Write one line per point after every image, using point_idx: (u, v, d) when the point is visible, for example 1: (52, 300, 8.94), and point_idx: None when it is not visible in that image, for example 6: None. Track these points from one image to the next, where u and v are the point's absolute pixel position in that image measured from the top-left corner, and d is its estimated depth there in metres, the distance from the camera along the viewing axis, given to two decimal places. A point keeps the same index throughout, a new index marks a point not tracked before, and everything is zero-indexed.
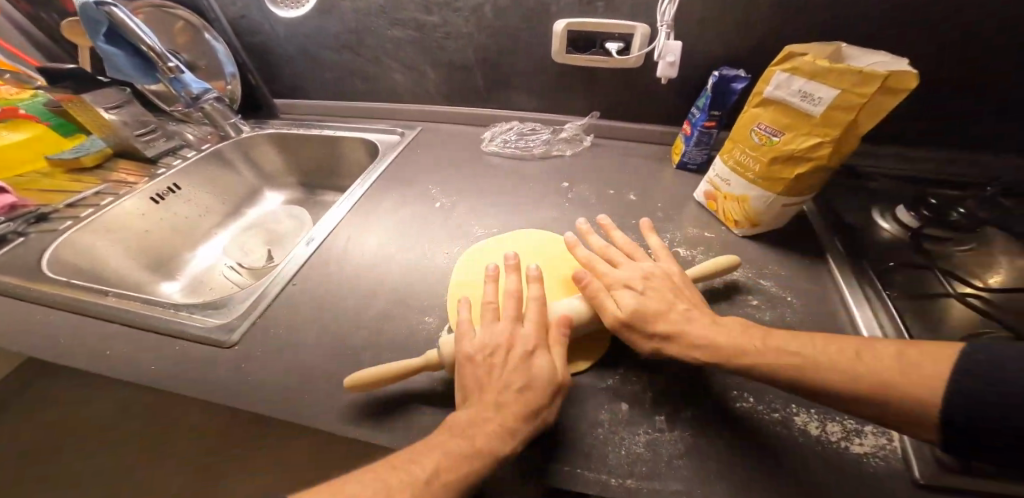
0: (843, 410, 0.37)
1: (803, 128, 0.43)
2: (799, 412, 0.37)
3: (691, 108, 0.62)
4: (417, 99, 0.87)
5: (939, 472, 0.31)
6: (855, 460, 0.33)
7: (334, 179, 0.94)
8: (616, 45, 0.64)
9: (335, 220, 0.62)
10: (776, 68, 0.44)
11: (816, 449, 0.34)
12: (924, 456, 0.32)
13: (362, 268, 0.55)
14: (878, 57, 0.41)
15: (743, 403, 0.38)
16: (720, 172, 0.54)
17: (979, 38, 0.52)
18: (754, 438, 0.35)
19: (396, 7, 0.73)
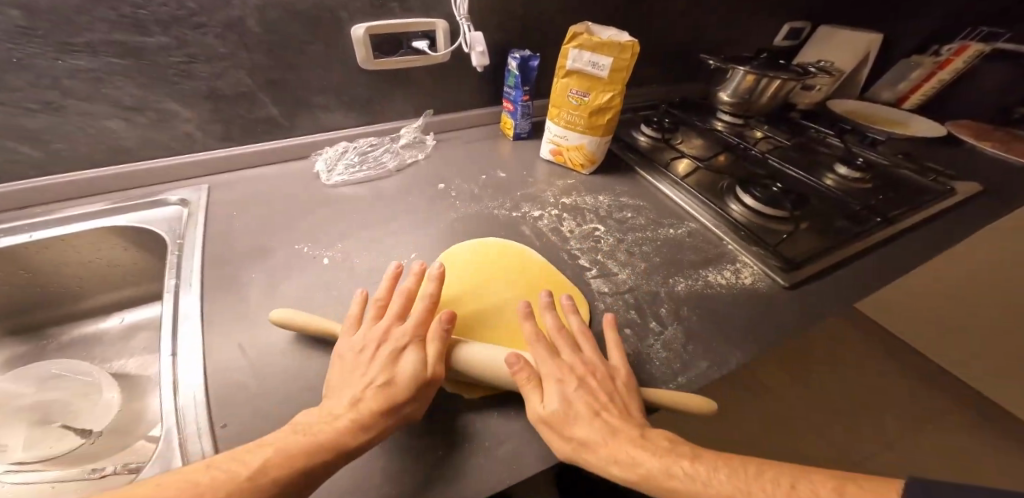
0: (722, 262, 0.58)
1: (599, 87, 0.62)
2: (707, 273, 0.56)
3: (505, 88, 0.74)
4: (175, 150, 0.61)
5: (782, 272, 0.55)
6: (749, 285, 0.54)
7: (80, 301, 0.61)
8: (424, 43, 0.67)
9: (198, 334, 0.43)
10: (571, 46, 0.59)
11: (734, 289, 0.54)
12: (771, 265, 0.56)
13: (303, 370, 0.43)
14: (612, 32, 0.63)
15: (681, 285, 0.54)
16: (556, 131, 0.69)
17: (637, 16, 0.83)
18: (703, 302, 0.52)
19: (67, 29, 0.46)
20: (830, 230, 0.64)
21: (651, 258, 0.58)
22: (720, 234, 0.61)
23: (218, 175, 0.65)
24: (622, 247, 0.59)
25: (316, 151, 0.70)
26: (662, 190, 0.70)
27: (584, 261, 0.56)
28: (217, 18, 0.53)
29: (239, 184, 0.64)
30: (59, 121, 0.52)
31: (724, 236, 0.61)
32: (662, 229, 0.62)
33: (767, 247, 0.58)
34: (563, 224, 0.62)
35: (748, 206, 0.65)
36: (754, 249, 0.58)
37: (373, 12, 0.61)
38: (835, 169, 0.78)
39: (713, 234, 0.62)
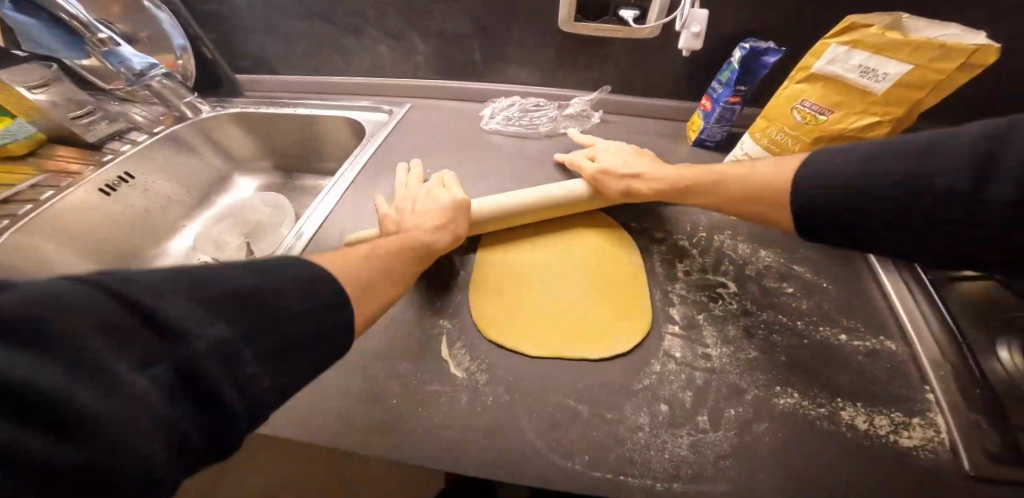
0: (890, 403, 0.36)
1: (857, 106, 0.39)
2: (845, 407, 0.36)
3: (713, 82, 0.58)
4: (406, 73, 0.78)
5: (987, 462, 0.32)
6: (903, 455, 0.33)
7: (313, 162, 0.85)
8: (631, 13, 0.58)
9: (325, 212, 0.56)
10: (834, 41, 0.37)
11: (871, 448, 0.34)
12: (982, 448, 0.32)
13: None
14: (952, 30, 0.35)
15: (787, 400, 0.37)
16: (748, 150, 0.48)
17: None
18: (803, 435, 0.35)
19: None
20: None
21: (774, 350, 0.40)
22: (930, 381, 0.37)
23: (420, 99, 0.79)
24: (740, 320, 0.42)
25: (492, 99, 0.76)
26: (881, 287, 0.44)
27: (674, 311, 0.44)
28: None
29: (427, 110, 0.76)
30: (358, 37, 0.75)
31: (927, 378, 0.37)
32: (827, 329, 0.41)
33: (1005, 427, 0.33)
34: (680, 263, 0.48)
35: (1013, 358, 0.37)
36: (968, 416, 0.34)
37: None
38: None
39: (910, 369, 0.38)
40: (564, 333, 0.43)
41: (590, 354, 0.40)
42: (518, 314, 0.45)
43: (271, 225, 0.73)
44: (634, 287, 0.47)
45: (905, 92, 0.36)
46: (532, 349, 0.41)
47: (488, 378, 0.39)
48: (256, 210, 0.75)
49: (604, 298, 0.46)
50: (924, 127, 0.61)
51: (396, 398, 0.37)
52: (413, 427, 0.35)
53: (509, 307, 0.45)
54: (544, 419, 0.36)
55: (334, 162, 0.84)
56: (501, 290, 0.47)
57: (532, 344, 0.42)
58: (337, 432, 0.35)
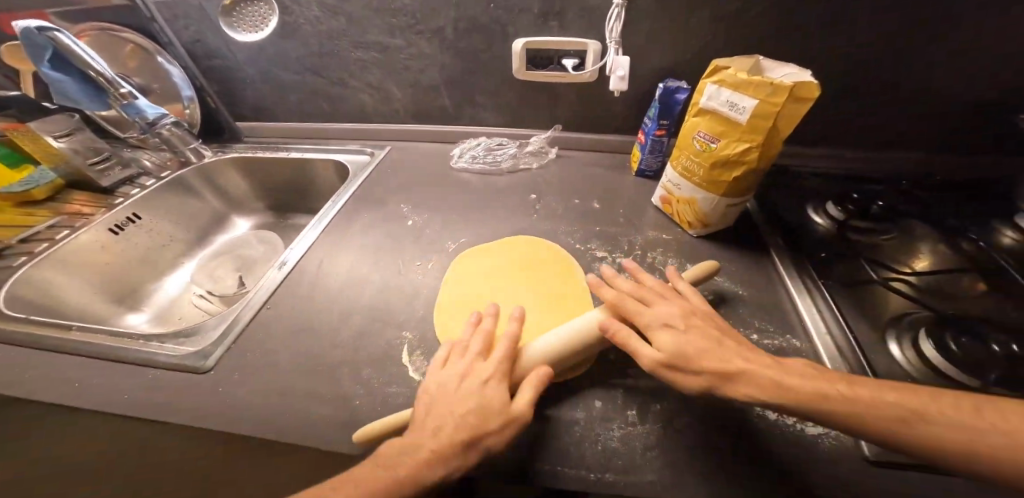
0: None
1: (734, 134, 0.47)
2: (758, 399, 0.39)
3: (645, 118, 0.67)
4: (387, 119, 0.88)
5: (887, 450, 0.34)
6: (808, 441, 0.36)
7: (303, 202, 0.94)
8: (573, 61, 0.68)
9: (306, 244, 0.62)
10: (706, 81, 0.48)
11: (784, 438, 0.36)
12: None
13: (339, 286, 0.55)
14: (789, 70, 0.46)
15: (706, 393, 0.40)
16: (671, 177, 0.58)
17: (905, 45, 0.57)
18: (722, 424, 0.37)
19: (357, 33, 0.75)
20: None
21: None
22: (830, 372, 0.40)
23: (399, 142, 0.89)
24: None
25: (461, 140, 0.85)
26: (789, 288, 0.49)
27: None
28: (430, 29, 0.72)
29: (404, 152, 0.85)
30: (344, 89, 0.85)
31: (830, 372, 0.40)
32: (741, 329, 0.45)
33: None
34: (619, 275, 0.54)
35: (906, 351, 0.39)
36: None
37: (534, 27, 0.67)
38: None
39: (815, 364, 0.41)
40: None
41: None
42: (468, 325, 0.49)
43: (262, 260, 0.79)
44: (581, 306, 0.51)
45: (762, 121, 0.44)
46: None
47: None
48: (249, 248, 0.82)
49: (556, 315, 0.50)
50: (841, 151, 0.69)
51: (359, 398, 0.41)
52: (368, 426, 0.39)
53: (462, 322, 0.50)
54: None
55: (322, 201, 0.93)
56: (456, 301, 0.53)
57: None
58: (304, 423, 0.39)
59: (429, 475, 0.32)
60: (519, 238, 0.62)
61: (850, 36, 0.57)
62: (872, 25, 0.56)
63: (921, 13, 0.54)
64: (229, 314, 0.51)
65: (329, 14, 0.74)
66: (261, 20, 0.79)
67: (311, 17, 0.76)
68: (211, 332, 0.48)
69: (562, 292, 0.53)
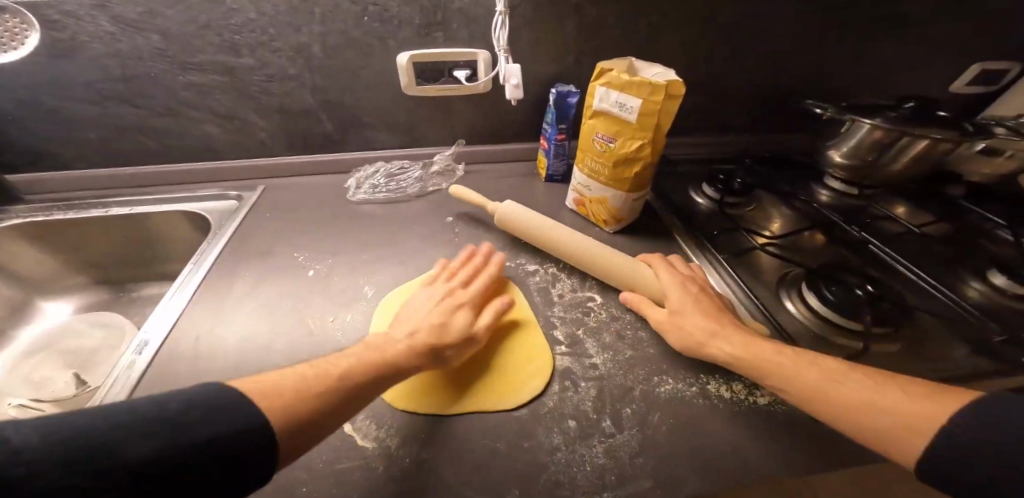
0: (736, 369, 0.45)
1: (628, 133, 0.50)
2: (710, 381, 0.44)
3: (543, 124, 0.69)
4: (251, 153, 0.73)
5: None
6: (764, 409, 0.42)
7: (152, 266, 0.75)
8: (464, 72, 0.66)
9: (171, 321, 0.48)
10: (595, 85, 0.49)
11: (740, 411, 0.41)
12: None
13: (230, 371, 0.43)
14: (658, 69, 0.50)
15: (667, 387, 0.44)
16: (580, 179, 0.60)
17: (732, 48, 0.69)
18: (686, 413, 0.41)
19: (187, 51, 0.60)
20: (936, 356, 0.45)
21: (644, 345, 0.48)
22: None
23: (275, 178, 0.75)
24: (612, 326, 0.50)
25: (355, 168, 0.76)
26: None
27: (558, 333, 0.49)
28: (291, 43, 0.61)
29: (285, 190, 0.72)
30: (179, 121, 0.67)
31: None
32: None
33: None
34: (557, 284, 0.55)
35: (797, 305, 0.49)
36: None
37: (417, 39, 0.63)
38: (985, 276, 0.55)
39: None
40: (476, 387, 0.44)
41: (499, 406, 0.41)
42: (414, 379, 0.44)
43: (104, 347, 0.65)
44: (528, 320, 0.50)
45: (649, 118, 0.48)
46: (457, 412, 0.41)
47: (399, 443, 0.39)
48: (78, 338, 0.67)
49: (506, 337, 0.48)
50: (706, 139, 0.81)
51: (305, 486, 0.35)
52: None
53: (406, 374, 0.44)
54: (464, 470, 0.37)
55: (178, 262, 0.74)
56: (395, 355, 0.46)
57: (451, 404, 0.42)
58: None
59: (324, 412, 0.32)
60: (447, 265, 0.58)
61: (695, 41, 0.68)
62: (708, 33, 0.67)
63: (738, 24, 0.67)
64: None
65: (134, 29, 0.57)
66: (10, 36, 0.55)
67: (103, 33, 0.57)
68: None
69: (503, 309, 0.51)
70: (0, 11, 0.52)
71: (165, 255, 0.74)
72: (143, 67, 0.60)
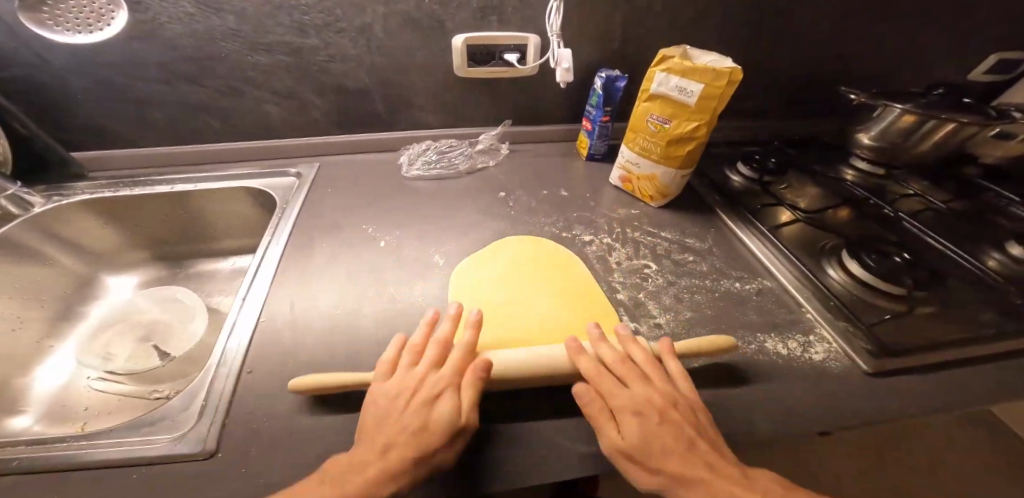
0: (792, 329, 0.49)
1: (684, 115, 0.54)
2: (766, 338, 0.47)
3: (588, 106, 0.72)
4: (306, 131, 0.76)
5: (877, 359, 0.44)
6: (818, 364, 0.45)
7: (208, 242, 0.78)
8: (515, 55, 0.69)
9: (262, 289, 0.52)
10: (656, 69, 0.52)
11: (798, 365, 0.45)
12: (856, 344, 0.46)
13: (325, 332, 0.47)
14: (713, 57, 0.54)
15: (730, 344, 0.47)
16: (629, 157, 0.64)
17: (767, 35, 0.73)
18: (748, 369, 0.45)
19: (257, 32, 0.63)
20: (968, 320, 0.49)
21: (701, 307, 0.51)
22: (800, 300, 0.51)
23: (328, 155, 0.78)
24: (670, 290, 0.53)
25: (403, 146, 0.79)
26: (746, 245, 0.60)
27: (622, 296, 0.52)
28: (355, 25, 0.64)
29: (340, 167, 0.75)
30: (241, 100, 0.70)
31: (800, 301, 0.51)
32: (726, 281, 0.55)
33: (860, 324, 0.47)
34: (613, 254, 0.58)
35: (838, 272, 0.54)
36: (837, 324, 0.48)
37: (473, 23, 0.66)
38: (1004, 248, 0.60)
39: (787, 298, 0.52)
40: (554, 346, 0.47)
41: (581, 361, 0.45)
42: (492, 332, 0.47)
43: (175, 323, 0.67)
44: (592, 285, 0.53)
45: (707, 102, 0.51)
46: None
47: (492, 397, 0.43)
48: (146, 312, 0.69)
49: (574, 299, 0.52)
50: (737, 122, 0.84)
51: None
52: (448, 470, 0.36)
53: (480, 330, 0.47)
54: (556, 417, 0.41)
55: (237, 236, 0.77)
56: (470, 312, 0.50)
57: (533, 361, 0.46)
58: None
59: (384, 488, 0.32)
60: (506, 237, 0.61)
61: (734, 28, 0.71)
62: (746, 20, 0.71)
63: (775, 12, 0.70)
64: (199, 388, 0.41)
65: (211, 10, 0.59)
66: (95, 16, 0.57)
67: (182, 13, 0.59)
68: (187, 412, 0.39)
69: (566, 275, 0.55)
70: None
71: (223, 231, 0.77)
72: (213, 48, 0.63)
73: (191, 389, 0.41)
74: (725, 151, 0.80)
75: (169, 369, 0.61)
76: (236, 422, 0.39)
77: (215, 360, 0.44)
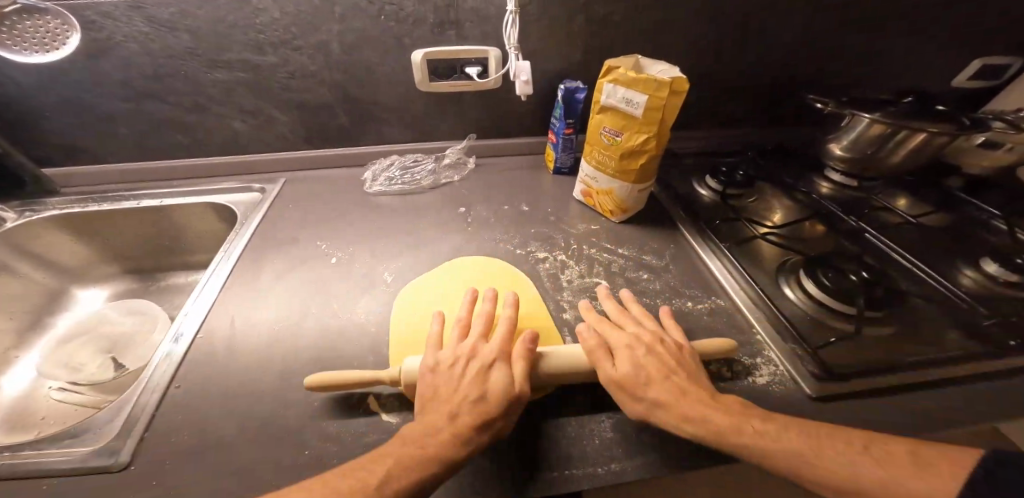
0: (739, 350, 0.47)
1: (634, 127, 0.52)
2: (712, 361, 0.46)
3: (551, 119, 0.71)
4: (271, 147, 0.76)
5: (820, 383, 0.42)
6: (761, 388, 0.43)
7: (178, 256, 0.79)
8: (476, 69, 0.69)
9: (206, 306, 0.51)
10: (603, 82, 0.51)
11: (742, 389, 0.43)
12: (804, 368, 0.44)
13: (258, 352, 0.47)
14: (662, 66, 0.53)
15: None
16: (587, 171, 0.62)
17: (735, 44, 0.72)
18: None
19: (215, 49, 0.63)
20: (930, 339, 0.47)
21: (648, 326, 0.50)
22: (752, 321, 0.50)
23: (294, 171, 0.78)
24: (616, 310, 0.51)
25: (370, 161, 0.79)
26: (703, 260, 0.58)
27: (567, 317, 0.51)
28: (311, 41, 0.64)
29: (305, 182, 0.75)
30: (205, 116, 0.71)
31: (752, 322, 0.50)
32: (679, 300, 0.53)
33: (810, 347, 0.45)
34: (565, 273, 0.57)
35: (795, 291, 0.52)
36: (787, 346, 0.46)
37: (431, 37, 0.66)
38: (979, 265, 0.57)
39: (739, 317, 0.51)
40: None
41: None
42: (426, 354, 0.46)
43: (139, 334, 0.68)
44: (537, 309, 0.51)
45: (656, 113, 0.50)
46: None
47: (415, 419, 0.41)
48: (112, 324, 0.69)
49: (515, 324, 0.50)
50: (711, 132, 0.82)
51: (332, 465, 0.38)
52: None
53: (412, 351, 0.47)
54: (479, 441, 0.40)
55: (205, 251, 0.78)
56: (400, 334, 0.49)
57: None
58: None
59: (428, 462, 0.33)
60: (460, 257, 0.60)
61: (699, 37, 0.70)
62: (712, 29, 0.69)
63: (740, 20, 0.69)
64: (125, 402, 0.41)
65: (168, 28, 0.60)
66: (50, 36, 0.56)
67: (140, 32, 0.60)
68: (109, 426, 0.39)
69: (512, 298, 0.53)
70: (42, 12, 0.54)
71: (191, 246, 0.78)
72: (174, 66, 0.64)
73: (117, 405, 0.41)
74: (696, 161, 0.78)
75: (126, 382, 0.62)
76: (156, 434, 0.38)
77: (147, 373, 0.44)
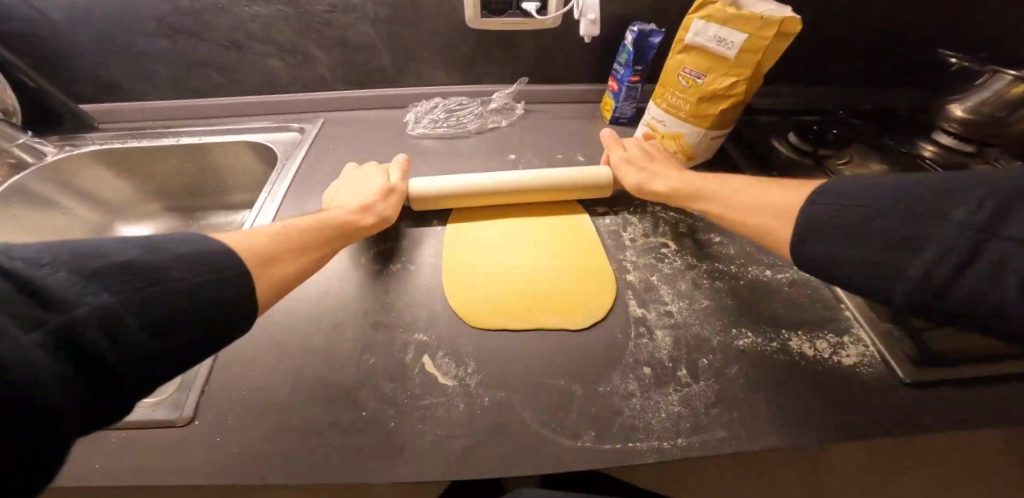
0: (824, 328, 0.46)
1: (722, 70, 0.46)
2: (791, 337, 0.45)
3: (615, 64, 0.64)
4: (310, 88, 0.72)
5: (914, 368, 0.41)
6: (846, 368, 0.42)
7: (216, 197, 0.77)
8: (534, 4, 0.61)
9: None
10: (694, 16, 0.44)
11: (824, 368, 0.42)
12: (891, 350, 0.43)
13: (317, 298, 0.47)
14: (767, 5, 0.45)
15: (745, 340, 0.45)
16: (653, 113, 0.56)
17: None
18: (770, 367, 0.42)
19: None
20: None
21: (720, 296, 0.49)
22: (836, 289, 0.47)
23: (333, 112, 0.74)
24: (687, 276, 0.51)
25: (411, 103, 0.74)
26: None
27: (632, 277, 0.51)
28: None
29: (345, 124, 0.72)
30: (241, 54, 0.66)
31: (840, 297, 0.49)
32: (755, 268, 0.52)
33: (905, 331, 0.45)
34: (628, 230, 0.57)
35: None
36: (882, 330, 0.45)
37: None
38: None
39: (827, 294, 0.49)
40: (547, 308, 0.48)
41: (556, 323, 0.46)
42: (506, 286, 0.51)
43: None
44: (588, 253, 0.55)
45: (754, 54, 0.44)
46: (507, 323, 0.46)
47: (479, 382, 0.41)
48: None
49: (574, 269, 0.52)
50: (791, 86, 0.73)
51: (395, 420, 0.38)
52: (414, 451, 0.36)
53: (496, 282, 0.51)
54: (543, 405, 0.39)
55: (244, 191, 0.76)
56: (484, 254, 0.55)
57: (510, 321, 0.46)
58: (335, 464, 0.35)
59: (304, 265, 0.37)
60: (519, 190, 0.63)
61: None
62: None
63: None
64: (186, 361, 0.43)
65: None
66: None
67: None
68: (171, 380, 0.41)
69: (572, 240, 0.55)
70: None
71: (231, 188, 0.76)
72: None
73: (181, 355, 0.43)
74: (770, 120, 0.70)
75: None
76: (216, 383, 0.40)
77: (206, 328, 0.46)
